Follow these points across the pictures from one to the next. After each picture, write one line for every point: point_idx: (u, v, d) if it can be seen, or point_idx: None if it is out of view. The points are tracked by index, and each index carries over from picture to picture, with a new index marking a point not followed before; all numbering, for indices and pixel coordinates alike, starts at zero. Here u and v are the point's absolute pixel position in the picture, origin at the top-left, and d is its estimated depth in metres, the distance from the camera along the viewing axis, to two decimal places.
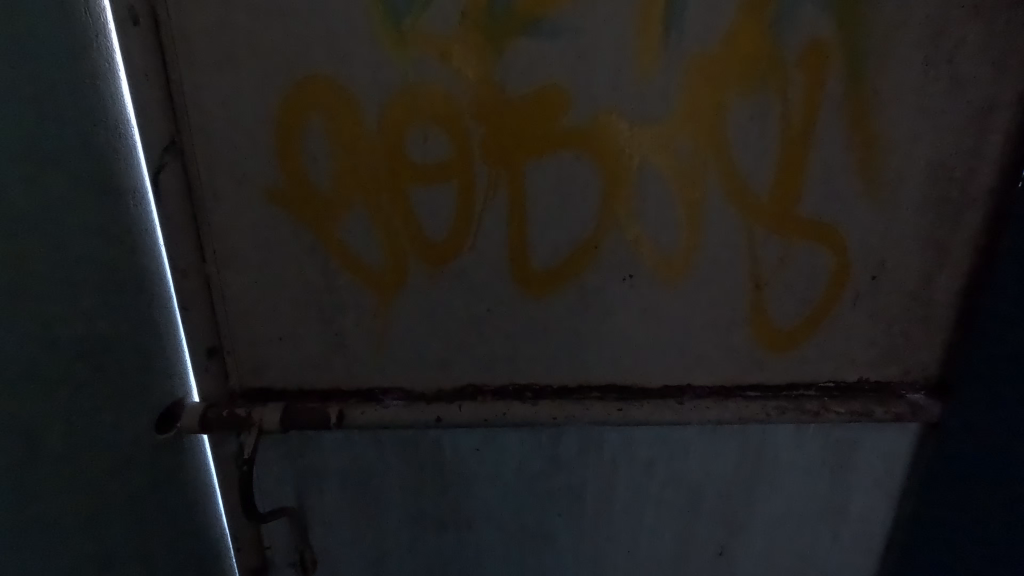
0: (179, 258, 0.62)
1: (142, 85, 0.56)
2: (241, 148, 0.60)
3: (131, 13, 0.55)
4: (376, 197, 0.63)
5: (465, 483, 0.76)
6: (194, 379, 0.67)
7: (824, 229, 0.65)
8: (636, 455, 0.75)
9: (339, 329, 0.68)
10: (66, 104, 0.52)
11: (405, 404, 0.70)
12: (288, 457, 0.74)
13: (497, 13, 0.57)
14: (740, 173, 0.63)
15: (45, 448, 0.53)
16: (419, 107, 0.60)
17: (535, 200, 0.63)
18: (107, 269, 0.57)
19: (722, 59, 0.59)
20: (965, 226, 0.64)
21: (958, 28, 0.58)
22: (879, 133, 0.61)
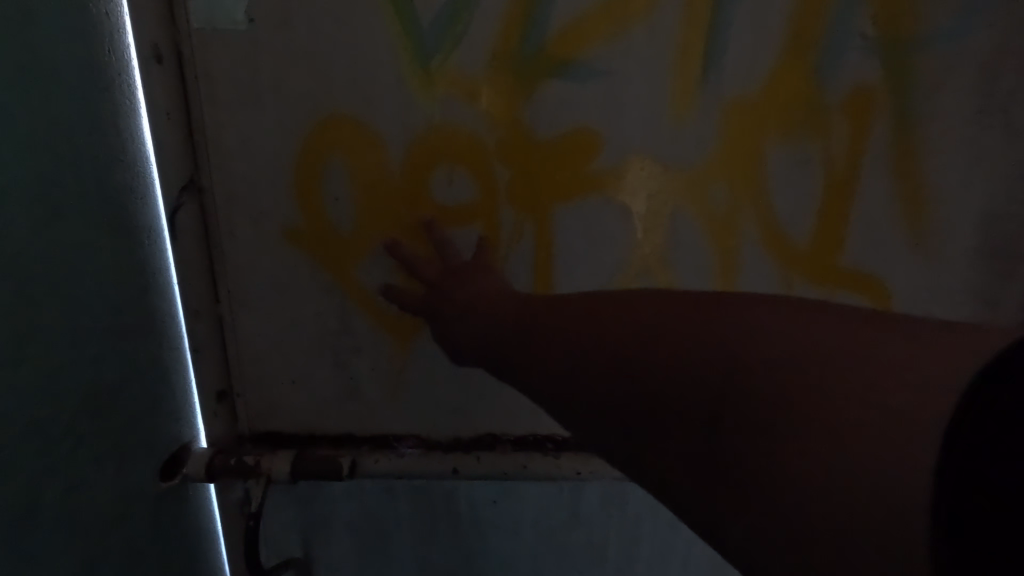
0: (193, 299, 0.60)
1: (163, 122, 0.54)
2: (261, 188, 0.59)
3: (155, 51, 0.53)
4: (396, 238, 0.61)
5: (480, 536, 0.73)
6: (202, 424, 0.65)
7: (868, 281, 0.61)
8: (661, 512, 0.71)
9: (354, 373, 0.65)
10: (89, 144, 0.51)
11: (421, 453, 0.67)
12: (297, 505, 0.71)
13: (527, 54, 0.55)
14: (777, 221, 0.60)
15: (47, 506, 0.49)
16: (443, 148, 0.58)
17: (562, 244, 0.61)
18: (120, 312, 0.55)
19: (761, 106, 0.56)
20: (1018, 281, 0.61)
21: (1013, 76, 0.55)
22: (926, 183, 0.58)
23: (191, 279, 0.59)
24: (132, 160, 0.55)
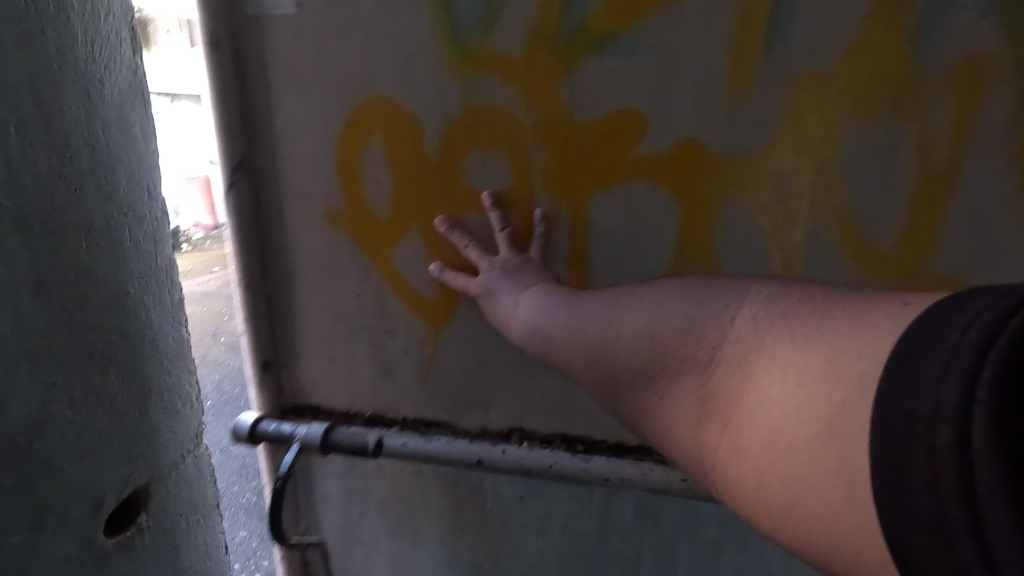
0: (245, 273, 0.64)
1: (224, 104, 0.58)
2: (308, 170, 0.61)
3: (214, 38, 0.57)
4: (429, 223, 0.60)
5: (507, 532, 0.71)
6: (252, 390, 0.68)
7: None
8: (702, 531, 0.65)
9: (387, 356, 0.66)
10: (76, 61, 0.41)
11: (449, 439, 0.66)
12: (333, 477, 0.73)
13: (567, 31, 0.52)
14: (851, 217, 0.52)
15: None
16: (478, 130, 0.56)
17: (602, 236, 0.57)
18: (105, 277, 0.44)
19: (834, 85, 0.49)
20: None
21: None
22: None
23: (246, 254, 0.63)
24: (123, 97, 0.46)
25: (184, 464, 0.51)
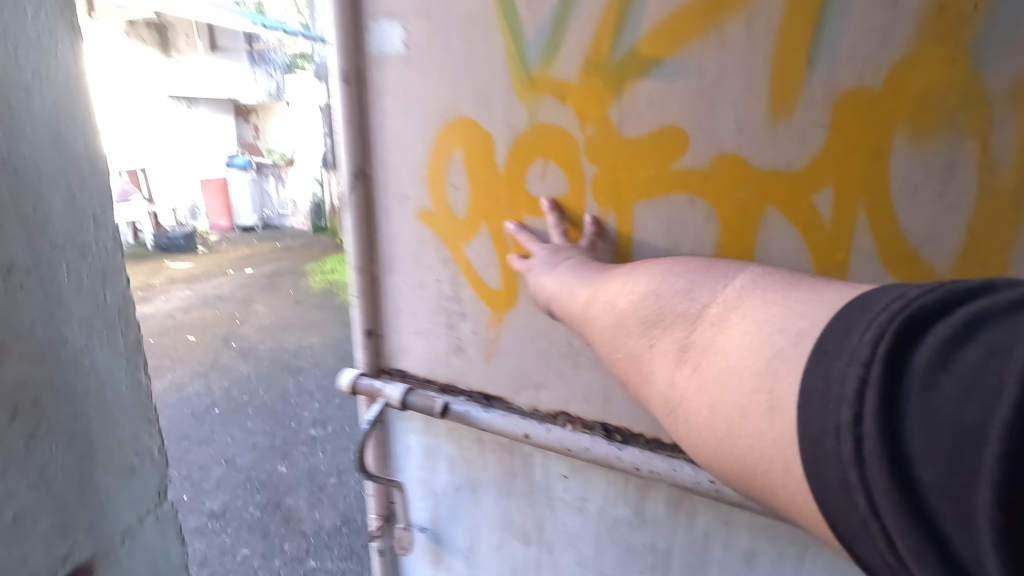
0: (355, 256, 0.80)
1: (337, 119, 0.76)
2: (401, 177, 0.76)
3: (335, 68, 0.74)
4: (499, 224, 0.73)
5: (551, 503, 0.85)
6: (358, 351, 0.85)
7: None
8: (726, 538, 0.74)
9: (458, 335, 0.79)
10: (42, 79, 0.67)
11: (505, 414, 0.78)
12: (419, 433, 0.92)
13: (620, 59, 0.63)
14: (898, 234, 0.59)
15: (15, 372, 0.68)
16: (542, 146, 0.69)
17: (651, 241, 0.68)
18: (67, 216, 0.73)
19: (875, 112, 0.57)
20: None
21: None
22: None
23: (357, 242, 0.80)
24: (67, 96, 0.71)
25: (110, 332, 0.81)
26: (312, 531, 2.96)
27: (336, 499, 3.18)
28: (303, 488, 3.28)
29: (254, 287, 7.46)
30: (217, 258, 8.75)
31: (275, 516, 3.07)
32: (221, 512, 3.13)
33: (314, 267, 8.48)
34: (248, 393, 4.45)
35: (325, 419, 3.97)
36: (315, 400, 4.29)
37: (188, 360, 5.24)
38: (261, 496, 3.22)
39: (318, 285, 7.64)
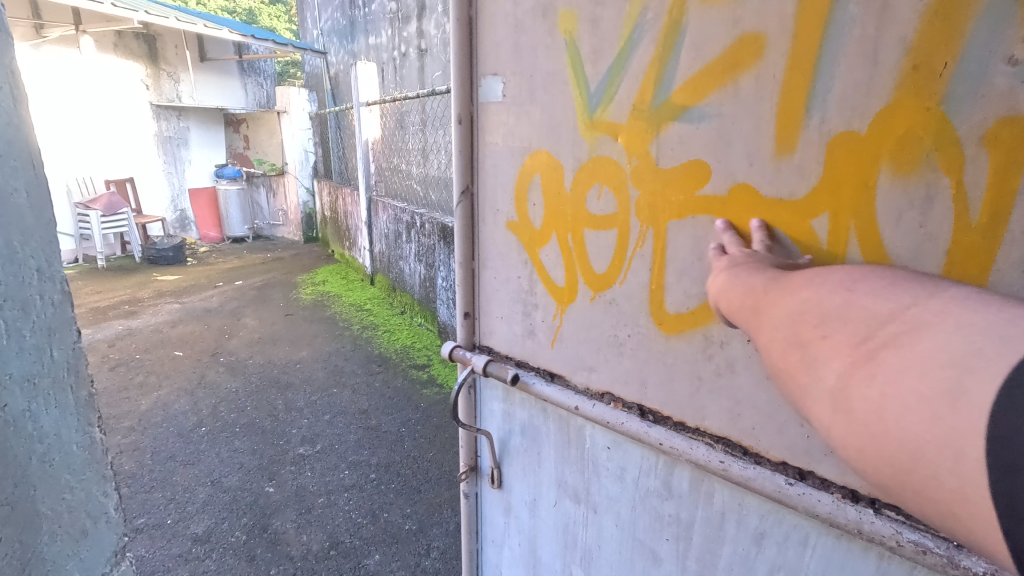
0: (461, 256, 1.53)
1: (461, 140, 1.44)
2: (503, 195, 1.40)
3: (460, 119, 1.42)
4: (566, 234, 1.29)
5: (595, 467, 1.37)
6: (459, 322, 1.59)
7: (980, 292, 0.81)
8: (719, 507, 1.14)
9: (532, 323, 1.42)
10: None
11: (561, 389, 1.37)
12: (497, 403, 1.58)
13: (656, 109, 1.08)
14: (888, 254, 0.88)
15: None
16: (600, 173, 1.20)
17: (673, 248, 1.11)
18: None
19: (862, 153, 0.87)
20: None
21: None
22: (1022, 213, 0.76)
23: (462, 248, 1.52)
24: None
25: None
26: (299, 554, 3.10)
27: (324, 521, 3.35)
28: (289, 511, 3.45)
29: (244, 300, 7.44)
30: (207, 270, 8.75)
31: (262, 540, 3.20)
32: (207, 535, 3.25)
33: (305, 278, 8.49)
34: (236, 411, 4.65)
35: (313, 437, 4.26)
36: (304, 418, 4.56)
37: (176, 377, 5.25)
38: (247, 520, 3.36)
39: (310, 297, 7.68)
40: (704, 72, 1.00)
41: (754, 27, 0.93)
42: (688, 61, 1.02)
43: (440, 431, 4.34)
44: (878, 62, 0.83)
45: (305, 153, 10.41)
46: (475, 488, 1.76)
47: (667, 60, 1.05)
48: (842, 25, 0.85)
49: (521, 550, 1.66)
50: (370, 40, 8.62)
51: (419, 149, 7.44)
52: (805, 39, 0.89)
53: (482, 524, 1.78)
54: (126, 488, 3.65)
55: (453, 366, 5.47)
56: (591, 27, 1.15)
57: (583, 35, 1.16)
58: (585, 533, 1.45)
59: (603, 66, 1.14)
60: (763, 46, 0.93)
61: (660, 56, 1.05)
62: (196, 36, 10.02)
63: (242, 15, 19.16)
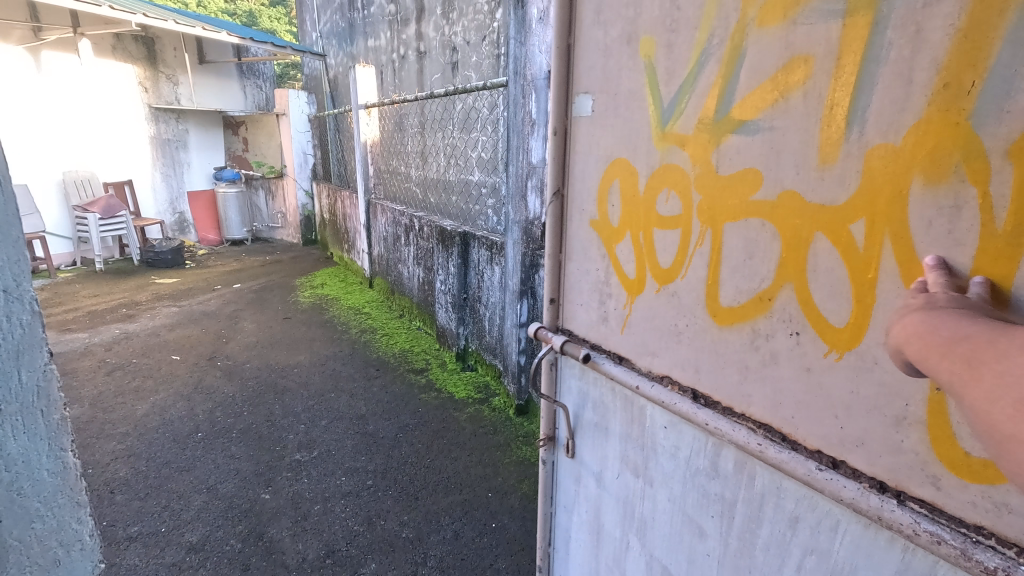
0: (549, 249, 1.80)
1: (555, 150, 1.72)
2: (588, 198, 1.65)
3: (556, 132, 1.71)
4: (638, 233, 1.48)
5: (651, 446, 1.52)
6: (547, 305, 1.86)
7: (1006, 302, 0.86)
8: (757, 487, 1.25)
9: (606, 311, 1.64)
10: None
11: (626, 368, 1.57)
12: (575, 378, 1.80)
13: (718, 124, 1.24)
14: (919, 259, 0.95)
15: None
16: (669, 179, 1.38)
17: (728, 248, 1.25)
18: None
19: (895, 163, 0.95)
20: None
21: None
22: None
23: (551, 242, 1.79)
24: None
25: None
26: (294, 564, 3.03)
27: (320, 529, 3.29)
28: (285, 518, 3.38)
29: (241, 303, 7.37)
30: (205, 273, 8.68)
31: (257, 549, 3.13)
32: (201, 543, 3.18)
33: (303, 281, 8.41)
34: (233, 416, 4.58)
35: (310, 443, 4.20)
36: (301, 423, 4.49)
37: (173, 382, 5.18)
38: (242, 528, 3.29)
39: (308, 300, 7.61)
40: (761, 90, 1.15)
41: (804, 50, 1.06)
42: (747, 80, 1.17)
43: (439, 436, 4.27)
44: (912, 81, 0.92)
45: (303, 154, 10.32)
46: (552, 456, 2.00)
47: (730, 79, 1.21)
48: (881, 47, 0.96)
49: (587, 516, 1.85)
50: (369, 43, 8.59)
51: (419, 152, 7.52)
52: (848, 61, 1.00)
53: (557, 490, 2.01)
54: (120, 495, 3.58)
55: (453, 372, 5.41)
56: (667, 51, 1.34)
57: (660, 59, 1.36)
58: (642, 505, 1.60)
59: (676, 85, 1.33)
60: (811, 67, 1.06)
61: (723, 76, 1.22)
62: (193, 39, 9.98)
63: (238, 16, 19.03)
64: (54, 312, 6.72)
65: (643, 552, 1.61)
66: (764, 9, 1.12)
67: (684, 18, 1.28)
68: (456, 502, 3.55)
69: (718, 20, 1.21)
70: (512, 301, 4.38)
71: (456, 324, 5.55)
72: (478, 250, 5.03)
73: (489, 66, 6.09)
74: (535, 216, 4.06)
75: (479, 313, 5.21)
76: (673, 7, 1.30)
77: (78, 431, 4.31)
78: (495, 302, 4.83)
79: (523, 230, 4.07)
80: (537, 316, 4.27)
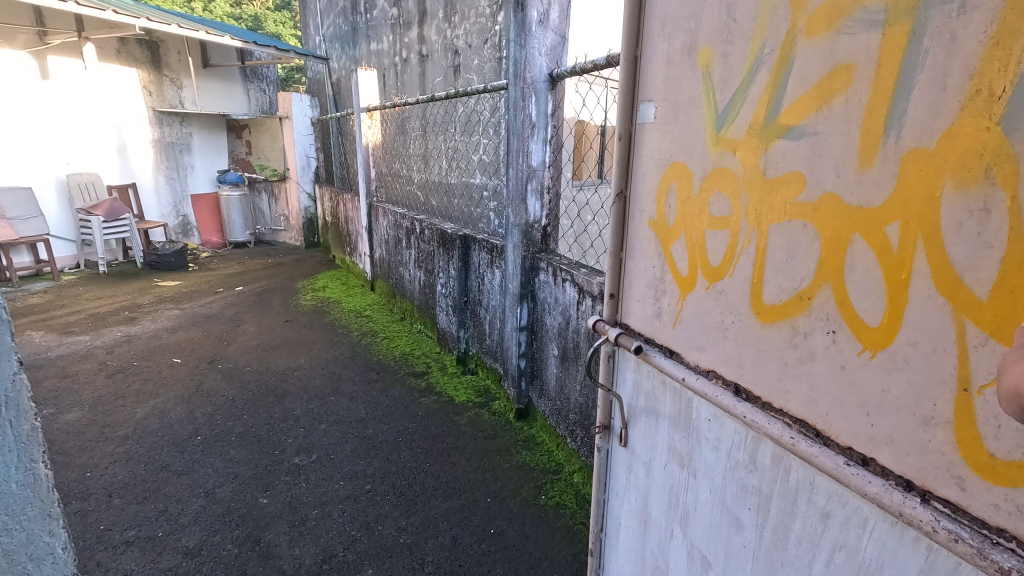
0: (609, 246, 1.92)
1: (618, 154, 1.84)
2: (646, 199, 1.75)
3: (620, 136, 1.82)
4: (691, 233, 1.56)
5: (696, 437, 1.61)
6: (607, 300, 1.98)
7: None
8: (792, 481, 1.31)
9: (660, 308, 1.72)
10: None
11: (675, 361, 1.66)
12: (629, 370, 1.91)
13: (768, 130, 1.31)
14: (948, 262, 0.97)
15: None
16: (720, 182, 1.45)
17: (773, 248, 1.31)
18: None
19: (928, 166, 0.98)
20: None
21: None
22: None
23: (612, 240, 1.91)
24: None
25: None
26: (291, 568, 3.01)
27: (317, 534, 3.26)
28: (283, 523, 3.35)
29: (244, 306, 7.37)
30: (207, 275, 8.68)
31: (254, 554, 3.10)
32: (198, 548, 3.16)
33: (305, 284, 8.40)
34: (233, 419, 4.56)
35: (309, 446, 4.17)
36: (301, 427, 4.45)
37: (174, 385, 5.17)
38: (240, 533, 3.27)
39: (310, 302, 7.59)
40: (806, 96, 1.21)
41: (845, 59, 1.12)
42: (794, 87, 1.23)
43: (438, 440, 4.23)
44: (945, 86, 0.96)
45: (306, 157, 10.31)
46: (607, 444, 2.10)
47: (779, 87, 1.27)
48: (917, 54, 1.00)
49: (635, 503, 1.95)
50: (372, 46, 8.60)
51: (422, 155, 7.73)
52: (886, 68, 1.05)
53: (610, 478, 2.10)
54: (119, 498, 3.57)
55: (454, 375, 5.37)
56: (722, 62, 1.43)
57: (715, 68, 1.45)
58: (686, 495, 1.68)
59: (730, 93, 1.41)
60: (853, 74, 1.11)
61: (774, 84, 1.29)
62: (197, 43, 10.02)
63: (241, 19, 19.06)
64: (57, 314, 6.75)
65: (685, 541, 1.69)
66: (811, 21, 1.18)
67: (739, 29, 1.37)
68: (455, 506, 3.51)
69: (770, 31, 1.28)
70: (512, 304, 4.33)
71: (456, 327, 5.51)
72: (479, 253, 4.98)
73: (492, 69, 6.10)
74: (535, 219, 4.02)
75: (478, 316, 5.18)
76: (730, 20, 1.39)
77: (78, 434, 4.30)
78: (495, 305, 4.80)
79: (523, 232, 4.04)
80: (536, 320, 4.24)
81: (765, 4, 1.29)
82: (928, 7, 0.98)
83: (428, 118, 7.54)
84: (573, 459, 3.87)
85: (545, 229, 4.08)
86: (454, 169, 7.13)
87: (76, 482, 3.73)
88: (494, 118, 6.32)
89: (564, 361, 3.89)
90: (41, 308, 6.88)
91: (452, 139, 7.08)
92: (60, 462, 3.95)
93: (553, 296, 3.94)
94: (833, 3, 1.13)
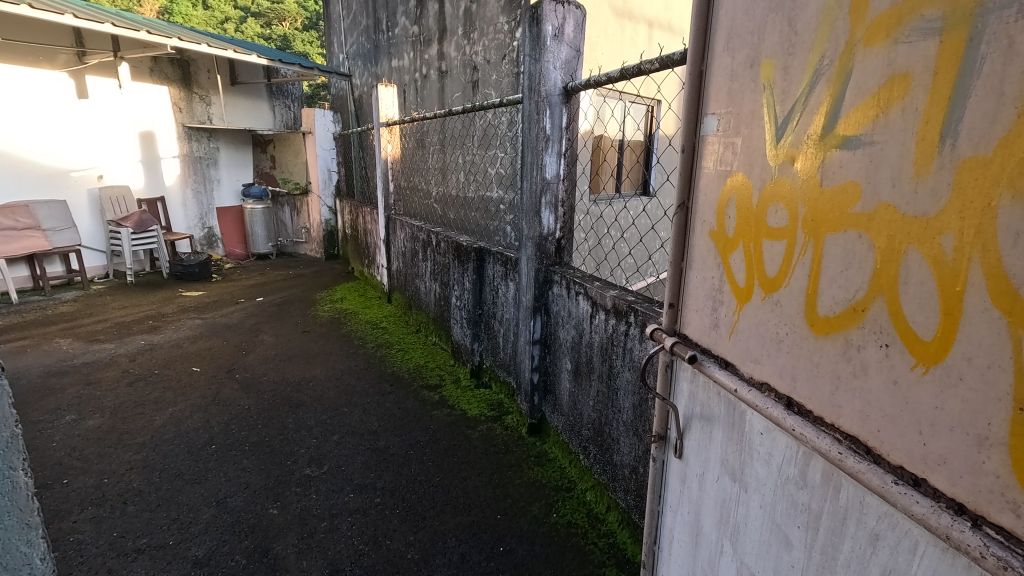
0: (671, 255, 1.87)
1: (682, 167, 1.81)
2: (707, 209, 1.70)
3: (686, 148, 1.78)
4: (747, 245, 1.50)
5: (746, 449, 1.54)
6: (665, 312, 1.92)
7: None
8: (839, 498, 1.24)
9: (716, 320, 1.66)
10: None
11: (727, 372, 1.60)
12: (686, 379, 1.84)
13: (826, 140, 1.25)
14: (1007, 276, 0.89)
15: None
16: (778, 191, 1.40)
17: (828, 259, 1.24)
18: None
19: (987, 174, 0.92)
20: None
21: None
22: None
23: (673, 247, 1.86)
24: None
25: None
26: None
27: (325, 547, 3.22)
28: (291, 535, 3.32)
29: (263, 316, 7.45)
30: (230, 286, 8.80)
31: (262, 565, 3.08)
32: (207, 558, 3.14)
33: (324, 295, 8.49)
34: (246, 428, 4.57)
35: (320, 457, 4.13)
36: (313, 438, 4.44)
37: (192, 394, 5.21)
38: (250, 543, 3.25)
39: (327, 314, 7.66)
40: (864, 106, 1.15)
41: (903, 68, 1.06)
42: (851, 97, 1.18)
43: (449, 455, 4.17)
44: (1003, 93, 0.90)
45: (327, 171, 10.43)
46: (663, 455, 2.03)
47: (838, 96, 1.22)
48: (975, 61, 0.94)
49: (688, 516, 1.87)
50: (394, 63, 8.74)
51: (440, 169, 7.79)
52: (945, 77, 0.99)
53: (665, 489, 2.03)
54: (133, 505, 3.58)
55: (466, 389, 5.31)
56: (784, 74, 1.38)
57: (776, 81, 1.40)
58: (736, 510, 1.61)
59: (789, 103, 1.35)
60: (909, 83, 1.05)
61: (832, 95, 1.23)
62: (226, 62, 10.33)
63: (269, 39, 19.80)
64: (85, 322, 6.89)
65: (735, 558, 1.62)
66: (870, 30, 1.14)
67: (802, 41, 1.32)
68: (464, 522, 3.44)
69: (830, 42, 1.23)
70: (526, 317, 4.27)
71: (470, 340, 5.47)
72: (493, 266, 4.94)
73: (509, 84, 6.14)
74: (549, 232, 3.96)
75: (493, 329, 5.11)
76: (792, 33, 1.35)
77: (97, 441, 4.34)
78: (509, 318, 4.75)
79: (536, 246, 3.99)
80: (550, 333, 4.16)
81: (827, 14, 1.24)
82: (986, 13, 0.92)
83: (446, 132, 7.61)
84: (586, 477, 3.78)
85: (559, 242, 4.01)
86: (471, 183, 7.17)
87: (93, 488, 3.76)
88: (511, 131, 6.33)
89: (577, 376, 3.81)
90: (70, 317, 7.05)
91: (470, 152, 7.13)
92: (78, 468, 3.98)
93: (566, 309, 3.87)
94: (892, 12, 1.09)
